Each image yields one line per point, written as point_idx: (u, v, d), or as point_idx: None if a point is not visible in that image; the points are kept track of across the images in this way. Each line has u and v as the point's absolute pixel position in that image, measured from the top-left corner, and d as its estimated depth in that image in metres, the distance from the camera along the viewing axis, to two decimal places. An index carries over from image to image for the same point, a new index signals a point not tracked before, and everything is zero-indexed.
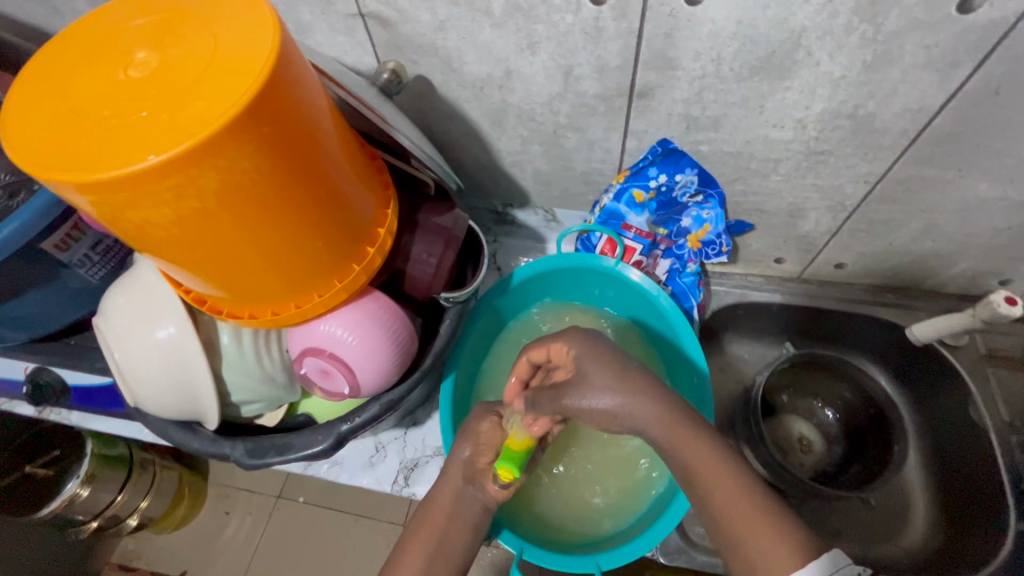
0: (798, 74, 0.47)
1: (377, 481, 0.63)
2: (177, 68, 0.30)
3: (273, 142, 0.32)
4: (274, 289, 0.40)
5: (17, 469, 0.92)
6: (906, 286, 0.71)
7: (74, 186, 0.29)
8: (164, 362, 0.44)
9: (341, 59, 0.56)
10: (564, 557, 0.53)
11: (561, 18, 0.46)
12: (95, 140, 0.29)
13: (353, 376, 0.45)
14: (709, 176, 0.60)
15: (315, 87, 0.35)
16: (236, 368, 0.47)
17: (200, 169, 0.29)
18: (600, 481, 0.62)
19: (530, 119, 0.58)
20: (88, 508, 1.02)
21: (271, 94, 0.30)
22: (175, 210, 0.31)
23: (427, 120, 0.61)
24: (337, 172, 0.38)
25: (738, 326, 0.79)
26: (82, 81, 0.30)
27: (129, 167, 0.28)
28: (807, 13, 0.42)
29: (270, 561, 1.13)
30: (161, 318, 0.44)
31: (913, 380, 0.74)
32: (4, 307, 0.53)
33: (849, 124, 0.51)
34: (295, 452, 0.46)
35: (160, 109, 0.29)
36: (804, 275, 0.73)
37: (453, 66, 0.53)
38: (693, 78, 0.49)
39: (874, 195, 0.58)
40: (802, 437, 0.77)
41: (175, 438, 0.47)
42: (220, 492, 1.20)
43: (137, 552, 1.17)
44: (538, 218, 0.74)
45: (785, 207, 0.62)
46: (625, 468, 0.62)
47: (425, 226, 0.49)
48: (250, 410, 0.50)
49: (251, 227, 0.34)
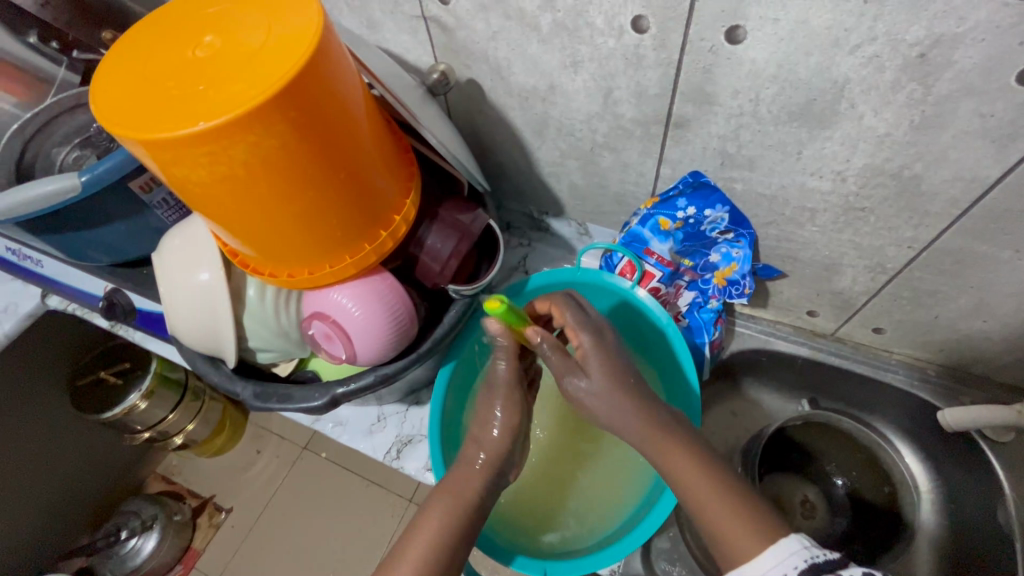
0: (839, 125, 0.46)
1: (372, 448, 0.68)
2: (235, 52, 0.35)
3: (300, 125, 0.36)
4: (292, 253, 0.45)
5: (92, 372, 1.01)
6: (953, 367, 0.65)
7: (133, 141, 0.34)
8: (200, 301, 0.51)
9: (404, 56, 0.60)
10: (581, 559, 0.54)
11: (603, 41, 0.48)
12: (157, 103, 0.34)
13: (351, 345, 0.49)
14: (741, 215, 0.59)
15: (352, 80, 0.40)
16: (259, 318, 0.52)
17: (233, 141, 0.34)
18: (561, 459, 0.66)
19: (569, 133, 0.60)
20: (144, 420, 1.04)
21: (304, 83, 0.34)
22: (210, 172, 0.36)
23: (475, 123, 0.64)
24: (360, 158, 0.42)
25: (760, 372, 0.76)
26: (160, 55, 0.36)
27: (178, 131, 0.33)
28: (851, 65, 0.41)
29: (285, 505, 1.22)
30: (202, 264, 0.50)
31: (946, 466, 0.68)
32: (92, 234, 0.62)
33: (893, 183, 0.48)
34: (294, 402, 0.51)
35: (214, 85, 0.34)
36: (837, 334, 0.69)
37: (502, 75, 0.56)
38: (730, 115, 0.49)
39: (919, 263, 0.54)
40: (805, 498, 0.74)
41: (199, 369, 0.54)
42: (255, 432, 1.31)
43: (178, 468, 1.29)
44: (571, 230, 0.75)
45: (820, 259, 0.60)
46: (621, 467, 0.64)
47: (443, 220, 0.53)
48: (265, 357, 0.55)
49: (273, 195, 0.39)
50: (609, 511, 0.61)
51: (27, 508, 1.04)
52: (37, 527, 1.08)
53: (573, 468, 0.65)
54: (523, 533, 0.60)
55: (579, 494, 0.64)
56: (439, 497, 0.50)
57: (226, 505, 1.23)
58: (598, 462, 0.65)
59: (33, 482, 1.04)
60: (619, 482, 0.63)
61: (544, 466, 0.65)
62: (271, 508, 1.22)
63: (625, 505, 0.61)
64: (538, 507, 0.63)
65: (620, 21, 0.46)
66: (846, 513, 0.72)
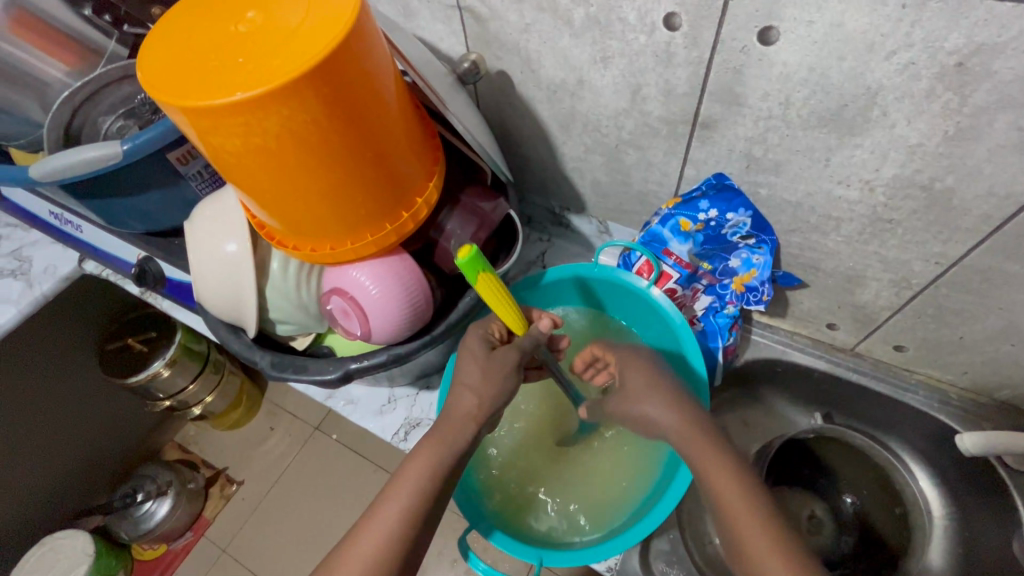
0: (870, 133, 0.45)
1: (381, 428, 0.69)
2: (276, 28, 0.37)
3: (332, 102, 0.37)
4: (316, 228, 0.46)
5: (122, 338, 1.05)
6: (976, 392, 0.63)
7: (174, 109, 0.36)
8: (226, 269, 0.52)
9: (437, 45, 0.61)
10: (570, 552, 0.54)
11: (635, 38, 0.48)
12: (197, 73, 0.36)
13: (366, 321, 0.51)
14: (764, 221, 0.58)
15: (386, 62, 0.41)
16: (280, 290, 0.54)
17: (267, 113, 0.35)
18: (559, 457, 0.67)
19: (595, 129, 0.60)
20: (164, 387, 1.07)
21: (336, 60, 0.35)
22: (243, 143, 0.37)
23: (503, 114, 0.65)
24: (387, 139, 0.43)
25: (775, 382, 0.75)
26: (203, 28, 0.38)
27: (216, 100, 0.34)
28: (885, 71, 0.41)
29: (294, 483, 1.24)
30: (230, 234, 0.52)
31: (963, 492, 0.67)
32: (131, 202, 0.65)
33: (923, 195, 0.47)
34: (308, 374, 0.52)
35: (253, 59, 0.35)
36: (857, 349, 0.68)
37: (532, 67, 0.57)
38: (758, 117, 0.49)
39: (946, 279, 0.53)
40: (812, 514, 0.73)
41: (221, 336, 0.56)
42: (270, 409, 1.34)
43: (195, 438, 1.33)
44: (592, 227, 0.76)
45: (843, 271, 0.59)
46: (622, 478, 0.64)
47: (464, 206, 0.54)
48: (284, 329, 0.57)
49: (301, 168, 0.40)
50: (603, 515, 0.61)
51: (52, 462, 1.09)
52: (59, 480, 1.13)
53: (568, 470, 0.66)
54: (514, 524, 0.60)
55: (572, 498, 0.63)
56: (420, 446, 0.47)
57: (238, 478, 1.26)
58: (596, 467, 0.65)
59: (58, 437, 1.08)
60: (618, 486, 0.63)
61: (540, 462, 0.66)
62: (281, 484, 1.25)
63: (620, 510, 0.61)
64: (531, 501, 0.63)
65: (652, 18, 0.46)
66: (854, 532, 0.72)
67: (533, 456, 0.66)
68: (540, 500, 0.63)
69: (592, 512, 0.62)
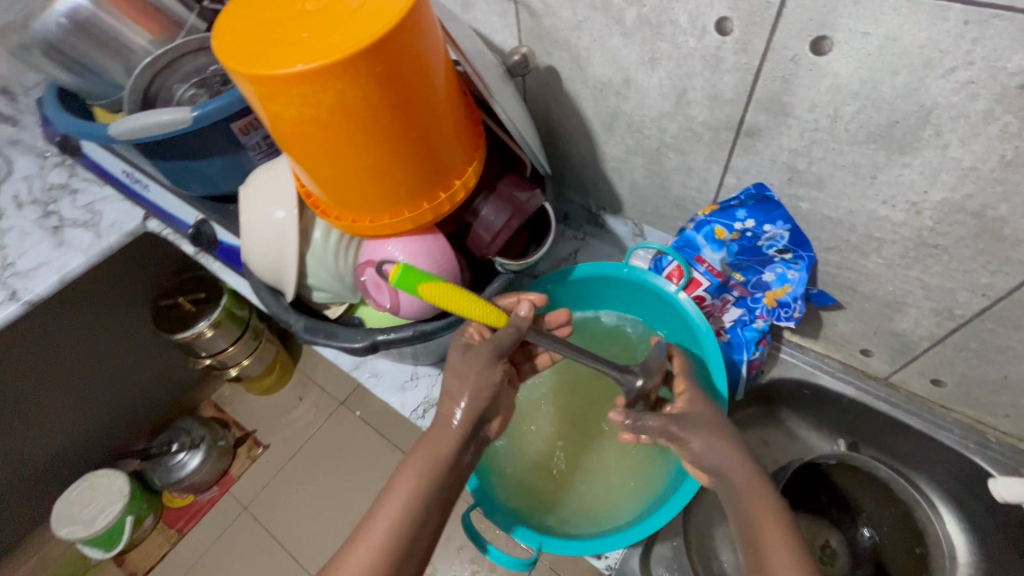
0: (921, 152, 0.44)
1: (401, 403, 0.72)
2: (340, 8, 0.39)
3: (384, 80, 0.39)
4: (358, 201, 0.49)
5: (173, 296, 1.14)
6: (1018, 436, 0.60)
7: (240, 76, 0.39)
8: (272, 234, 0.56)
9: (491, 37, 0.63)
10: (571, 542, 0.55)
11: (685, 40, 0.48)
12: (264, 45, 0.38)
13: (396, 295, 0.53)
14: (803, 236, 0.57)
15: (439, 46, 0.43)
16: (320, 258, 0.57)
17: (324, 86, 0.38)
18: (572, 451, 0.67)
19: (638, 130, 0.60)
20: (206, 346, 1.14)
21: (391, 40, 0.37)
22: (299, 113, 0.40)
23: (549, 110, 0.66)
24: (433, 120, 0.45)
25: (801, 404, 0.74)
26: (273, 5, 0.41)
27: (278, 70, 0.37)
28: (942, 90, 0.39)
29: (316, 451, 1.30)
30: (279, 202, 0.55)
31: (992, 539, 0.64)
32: (194, 167, 0.69)
33: (973, 222, 0.45)
34: (338, 340, 0.55)
35: (316, 35, 0.38)
36: (891, 379, 0.65)
37: (581, 65, 0.58)
38: (805, 129, 0.48)
39: (992, 313, 0.50)
40: (826, 544, 0.71)
41: (262, 296, 0.60)
42: (301, 379, 1.40)
43: (229, 399, 1.40)
44: (627, 229, 0.76)
45: (882, 295, 0.57)
46: (633, 478, 0.63)
47: (500, 193, 0.55)
48: (319, 297, 0.60)
49: (350, 142, 0.42)
50: (609, 512, 0.62)
51: (102, 403, 1.18)
52: (107, 421, 1.21)
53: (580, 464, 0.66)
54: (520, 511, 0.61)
55: (581, 491, 0.64)
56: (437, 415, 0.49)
57: (265, 441, 1.32)
58: (608, 465, 0.65)
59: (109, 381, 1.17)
60: (628, 485, 0.63)
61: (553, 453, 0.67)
62: (304, 451, 1.30)
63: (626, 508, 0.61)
64: (539, 491, 0.64)
65: (704, 22, 0.46)
66: (869, 566, 0.69)
67: (538, 447, 0.67)
68: (549, 490, 0.64)
69: (599, 509, 0.62)
